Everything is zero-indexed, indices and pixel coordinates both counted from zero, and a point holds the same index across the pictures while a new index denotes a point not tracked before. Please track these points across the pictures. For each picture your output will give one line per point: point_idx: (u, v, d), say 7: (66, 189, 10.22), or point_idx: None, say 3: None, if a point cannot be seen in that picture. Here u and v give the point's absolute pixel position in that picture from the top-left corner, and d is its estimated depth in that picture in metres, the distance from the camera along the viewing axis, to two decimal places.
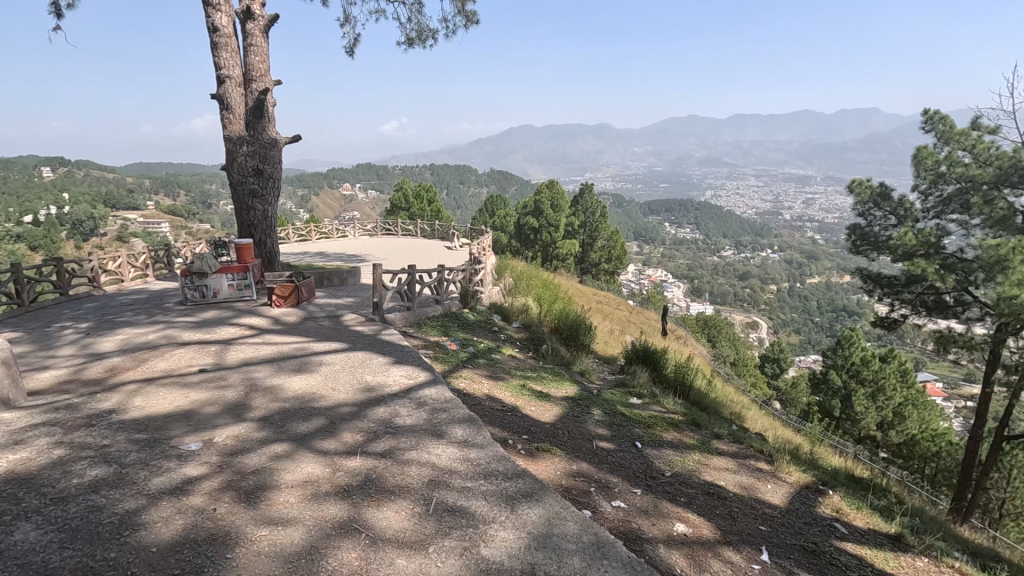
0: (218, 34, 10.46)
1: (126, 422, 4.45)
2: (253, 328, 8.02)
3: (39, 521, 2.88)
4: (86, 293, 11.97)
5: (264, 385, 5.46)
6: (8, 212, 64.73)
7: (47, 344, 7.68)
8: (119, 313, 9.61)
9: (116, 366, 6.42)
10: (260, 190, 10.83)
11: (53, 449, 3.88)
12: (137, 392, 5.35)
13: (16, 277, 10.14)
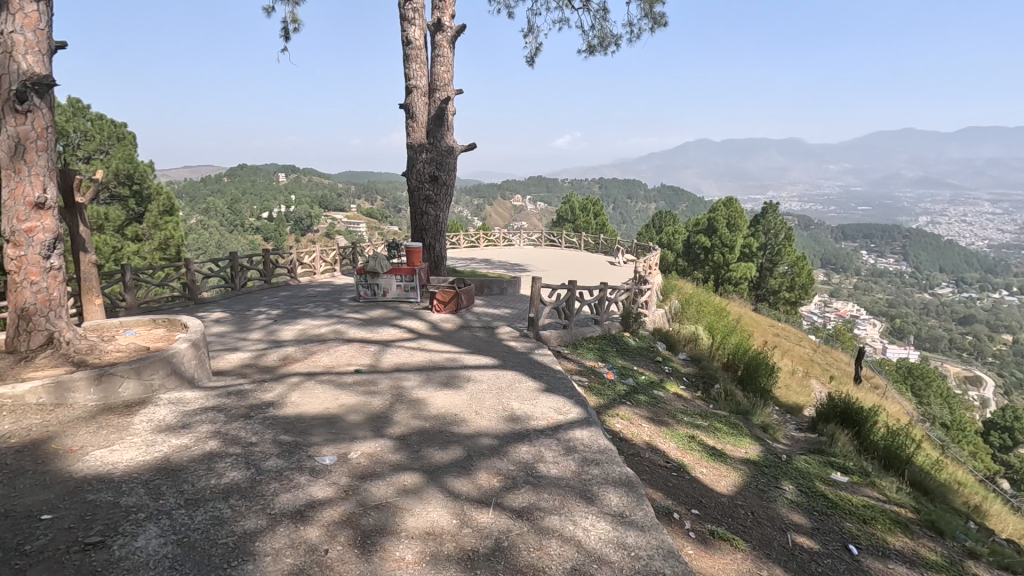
0: (411, 47, 11.04)
1: (277, 419, 4.45)
2: (411, 331, 8.04)
3: (164, 527, 2.83)
4: (285, 283, 13.50)
5: (409, 396, 5.20)
6: (251, 209, 79.29)
7: (244, 327, 8.56)
8: (305, 304, 10.51)
9: (288, 356, 6.78)
10: (434, 195, 11.14)
11: (209, 439, 3.96)
12: (298, 385, 5.47)
13: (233, 264, 11.76)
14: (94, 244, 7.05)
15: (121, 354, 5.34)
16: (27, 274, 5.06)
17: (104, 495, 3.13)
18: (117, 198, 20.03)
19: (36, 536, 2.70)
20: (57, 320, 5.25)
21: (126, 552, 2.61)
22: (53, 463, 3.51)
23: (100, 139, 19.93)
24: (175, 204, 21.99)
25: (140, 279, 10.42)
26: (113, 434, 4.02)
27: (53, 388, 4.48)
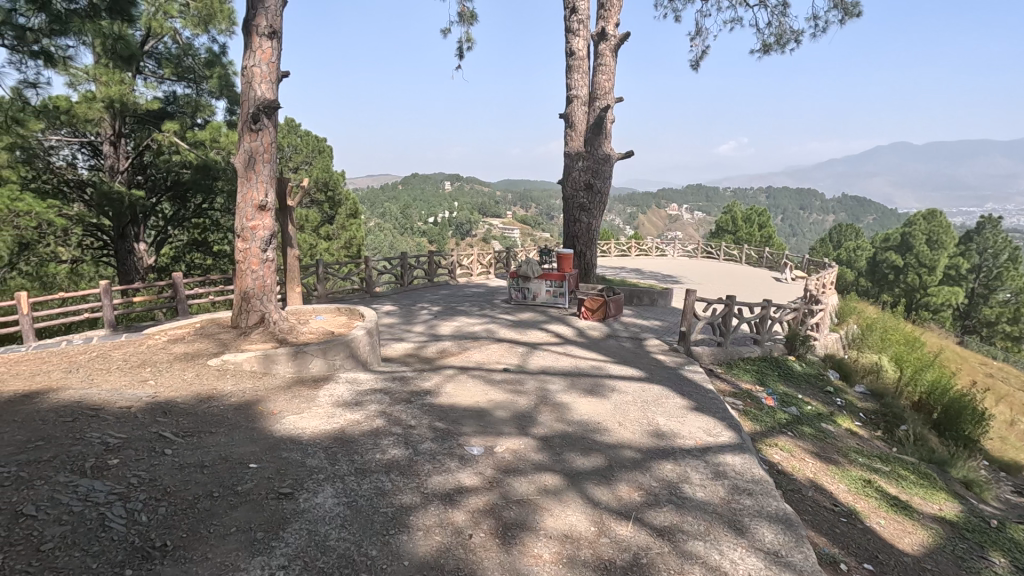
0: (574, 58, 11.25)
1: (434, 407, 4.83)
2: (558, 336, 8.17)
3: (338, 490, 3.24)
4: (445, 282, 14.60)
5: (554, 399, 5.29)
6: (420, 214, 87.11)
7: (409, 320, 9.44)
8: (461, 303, 11.26)
9: (445, 350, 7.32)
10: (588, 203, 11.20)
11: (376, 418, 4.44)
12: (452, 378, 5.88)
13: (402, 263, 13.09)
14: (298, 241, 8.30)
15: (312, 336, 6.22)
16: (250, 264, 6.13)
17: (295, 454, 3.68)
18: (316, 203, 23.40)
19: (245, 480, 3.27)
20: (268, 303, 6.29)
21: (308, 506, 3.04)
22: (260, 422, 4.22)
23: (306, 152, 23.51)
24: (359, 208, 25.03)
25: (330, 273, 12.03)
26: (303, 402, 4.71)
27: (262, 359, 5.39)
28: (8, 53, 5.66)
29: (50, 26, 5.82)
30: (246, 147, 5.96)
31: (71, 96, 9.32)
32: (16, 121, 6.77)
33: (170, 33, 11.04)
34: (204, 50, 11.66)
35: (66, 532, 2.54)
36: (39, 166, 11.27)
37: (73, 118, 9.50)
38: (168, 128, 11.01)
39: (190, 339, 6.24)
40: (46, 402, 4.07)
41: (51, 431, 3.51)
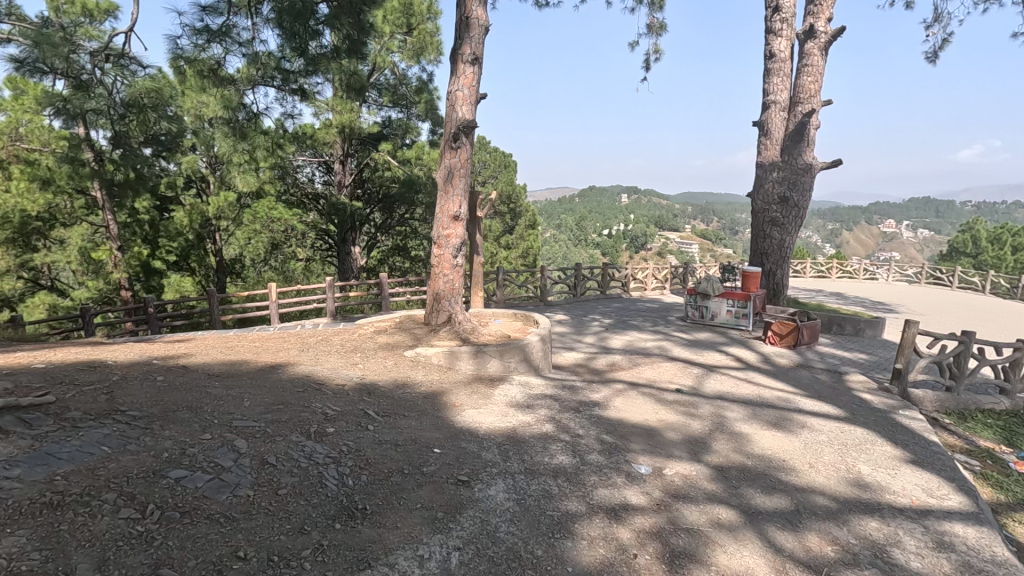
0: (774, 60, 10.38)
1: (602, 420, 4.81)
2: (739, 361, 7.56)
3: (509, 486, 3.41)
4: (618, 295, 14.49)
5: (732, 428, 4.91)
6: (595, 227, 87.71)
7: (580, 330, 9.57)
8: (633, 317, 11.07)
9: (615, 364, 7.26)
10: (782, 218, 10.21)
11: (546, 422, 4.59)
12: (621, 392, 5.81)
13: (576, 274, 13.37)
14: (483, 249, 8.93)
15: (491, 337, 6.65)
16: (442, 268, 6.78)
17: (472, 446, 3.98)
18: (499, 214, 25.05)
19: (429, 463, 3.62)
20: (454, 304, 6.89)
21: (481, 497, 3.25)
22: (443, 412, 4.64)
23: (493, 167, 25.33)
24: (538, 219, 26.17)
25: (508, 280, 12.76)
26: (481, 399, 5.06)
27: (448, 355, 5.93)
28: (276, 90, 7.16)
29: (306, 67, 7.10)
30: (446, 164, 6.63)
31: (315, 125, 11.33)
32: (279, 145, 8.49)
33: (391, 66, 12.78)
34: (415, 79, 13.24)
35: (296, 483, 3.08)
36: (290, 182, 13.92)
37: (316, 142, 11.57)
38: (383, 148, 12.90)
39: (390, 331, 7.12)
40: (286, 373, 5.00)
41: (288, 398, 4.29)
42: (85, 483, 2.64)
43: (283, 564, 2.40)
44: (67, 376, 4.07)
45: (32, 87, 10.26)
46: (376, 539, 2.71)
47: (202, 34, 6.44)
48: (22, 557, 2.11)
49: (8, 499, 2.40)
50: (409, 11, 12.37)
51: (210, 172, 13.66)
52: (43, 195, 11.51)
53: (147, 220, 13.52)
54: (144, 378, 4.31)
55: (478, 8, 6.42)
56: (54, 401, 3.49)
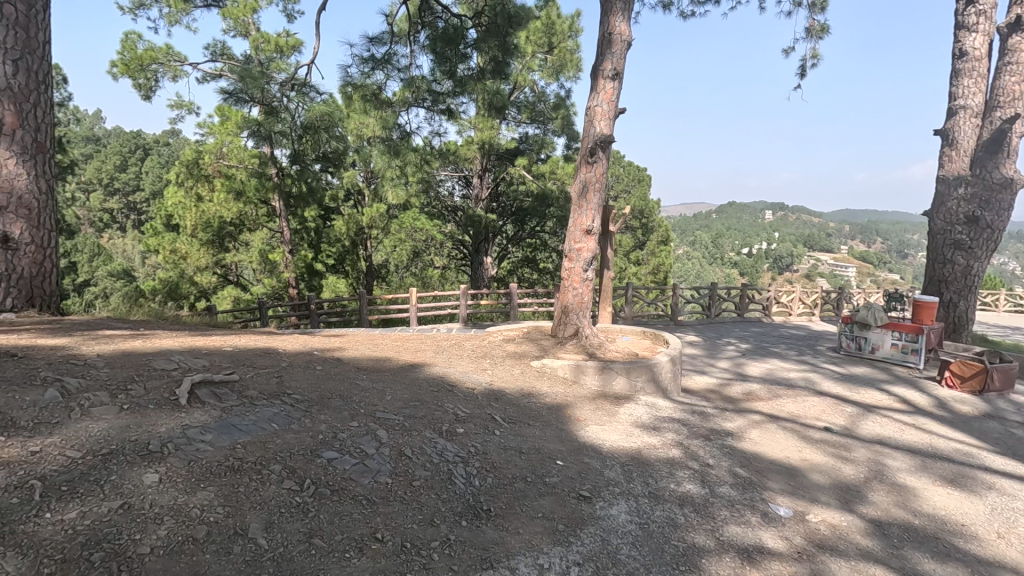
0: (964, 59, 9.00)
1: (736, 451, 4.49)
2: (905, 402, 6.60)
3: (632, 508, 3.32)
4: (757, 319, 13.45)
5: (893, 478, 4.30)
6: (733, 245, 82.43)
7: (714, 354, 9.04)
8: (775, 344, 10.20)
9: (752, 393, 6.75)
10: (969, 241, 8.77)
11: (673, 447, 4.40)
12: (759, 424, 5.37)
13: (712, 294, 12.67)
14: (614, 264, 8.82)
15: (618, 354, 6.54)
16: (572, 281, 6.83)
17: (595, 462, 3.94)
18: (631, 229, 24.60)
19: (552, 474, 3.65)
20: (582, 318, 6.90)
21: (603, 515, 3.20)
22: (568, 424, 4.66)
23: (626, 181, 25.05)
24: (671, 235, 25.27)
25: (638, 297, 12.48)
26: (605, 416, 5.00)
27: (574, 368, 5.94)
28: (427, 111, 7.72)
29: (454, 89, 7.61)
30: (581, 178, 6.69)
31: (459, 141, 12.10)
32: (426, 161, 9.19)
33: (530, 84, 13.23)
34: (553, 96, 13.55)
35: (428, 476, 3.28)
36: (433, 195, 14.98)
37: (458, 158, 12.34)
38: (519, 163, 13.36)
39: (518, 340, 7.32)
40: (423, 373, 5.37)
41: (424, 396, 4.60)
42: (258, 453, 3.05)
43: (415, 551, 2.57)
44: (249, 359, 4.76)
45: (235, 115, 12.28)
46: (499, 541, 2.79)
47: (369, 63, 7.21)
48: (210, 509, 2.50)
49: (202, 459, 2.86)
50: (551, 30, 12.70)
51: (365, 186, 15.18)
52: (236, 205, 13.63)
53: (313, 227, 15.41)
54: (306, 366, 4.89)
55: (622, 23, 6.44)
56: (238, 379, 4.10)
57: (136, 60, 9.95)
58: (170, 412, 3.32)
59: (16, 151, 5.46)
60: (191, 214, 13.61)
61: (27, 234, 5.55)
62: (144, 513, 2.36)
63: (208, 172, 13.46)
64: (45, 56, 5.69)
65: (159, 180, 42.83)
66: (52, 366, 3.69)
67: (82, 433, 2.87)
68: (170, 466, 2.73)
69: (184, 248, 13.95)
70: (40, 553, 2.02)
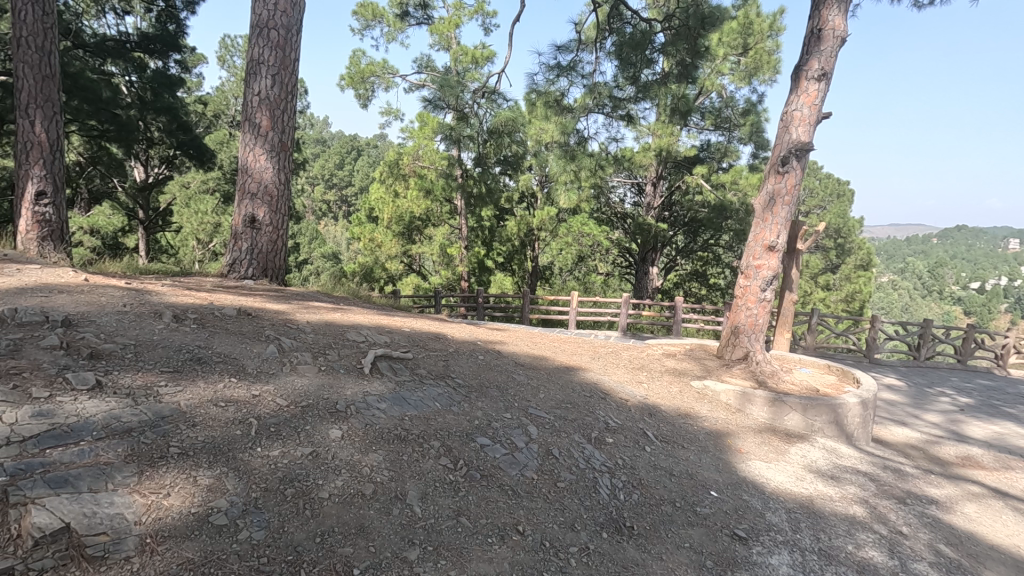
0: None
1: (940, 524, 3.72)
2: None
3: (795, 561, 2.94)
4: (985, 369, 11.02)
5: None
6: (959, 278, 68.84)
7: (920, 405, 7.64)
8: (1009, 403, 8.24)
9: (971, 459, 5.54)
10: None
11: (855, 504, 3.81)
12: (978, 496, 4.38)
13: (922, 334, 10.71)
14: (799, 285, 7.92)
15: (794, 387, 5.83)
16: (746, 301, 6.28)
17: (756, 502, 3.57)
18: (822, 249, 21.91)
19: (705, 504, 3.39)
20: (754, 342, 6.31)
21: (760, 562, 2.88)
22: (728, 455, 4.29)
23: (822, 196, 22.52)
24: (873, 260, 21.98)
25: (824, 325, 11.06)
26: (773, 453, 4.51)
27: (740, 396, 5.47)
28: (605, 117, 7.75)
29: (635, 94, 7.50)
30: (768, 189, 6.11)
31: (635, 148, 11.91)
32: (600, 166, 9.19)
33: (718, 88, 12.45)
34: (743, 100, 12.61)
35: (573, 480, 3.27)
36: (603, 201, 14.99)
37: (633, 164, 12.17)
38: (697, 172, 12.64)
39: (680, 357, 6.95)
40: (577, 377, 5.37)
41: (576, 399, 4.61)
42: (422, 427, 3.33)
43: (553, 552, 2.57)
44: (422, 341, 5.23)
45: (433, 121, 13.63)
46: (640, 562, 2.68)
47: (554, 70, 7.43)
48: (378, 470, 2.79)
49: (376, 424, 3.21)
50: (749, 31, 11.83)
51: (539, 189, 15.76)
52: (425, 202, 15.08)
53: (488, 226, 16.44)
54: (470, 355, 5.21)
55: (836, 17, 5.75)
56: (412, 358, 4.52)
57: (359, 74, 11.54)
58: (356, 379, 3.78)
59: (267, 149, 6.69)
60: (388, 208, 15.38)
61: (268, 217, 6.78)
62: (327, 463, 2.72)
63: (405, 171, 15.12)
64: (294, 71, 6.85)
65: (366, 177, 49.41)
66: (274, 326, 4.45)
67: (290, 386, 3.41)
68: (351, 426, 3.11)
69: (380, 238, 15.73)
70: (250, 480, 2.44)
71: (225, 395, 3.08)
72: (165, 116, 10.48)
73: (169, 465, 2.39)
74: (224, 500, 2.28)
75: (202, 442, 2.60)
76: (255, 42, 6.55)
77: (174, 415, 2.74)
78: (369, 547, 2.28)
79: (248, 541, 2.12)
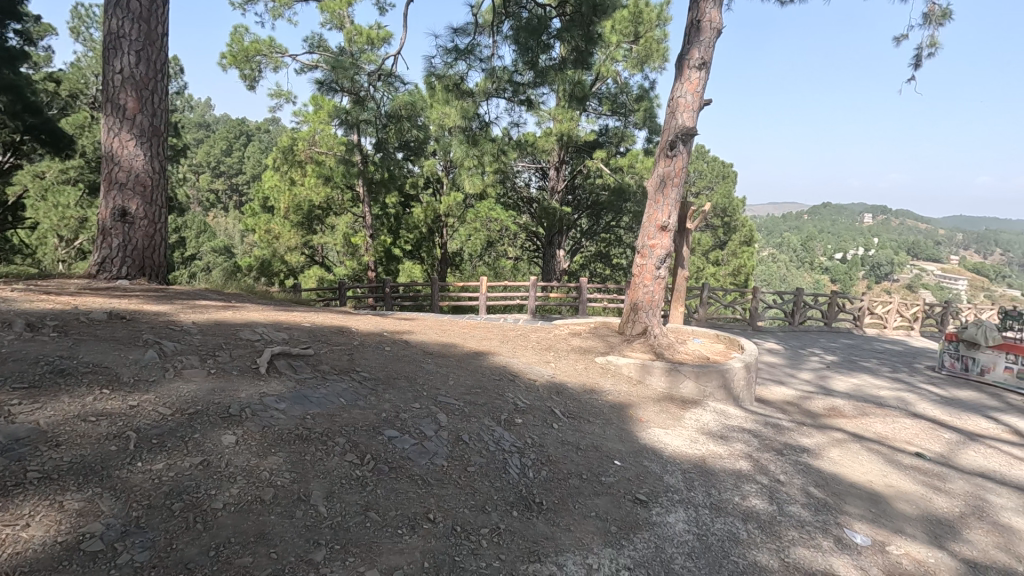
0: None
1: (810, 469, 4.19)
2: (1017, 434, 5.89)
3: (690, 517, 3.18)
4: (846, 330, 12.48)
5: (995, 517, 3.84)
6: (826, 251, 77.23)
7: (795, 365, 8.54)
8: (865, 358, 9.42)
9: (836, 409, 6.30)
10: None
11: (741, 459, 4.18)
12: (841, 442, 4.97)
13: (796, 301, 11.94)
14: (689, 262, 8.50)
15: (688, 356, 6.30)
16: (643, 279, 6.64)
17: (655, 466, 3.82)
18: (711, 227, 23.66)
19: (609, 473, 3.58)
20: (652, 317, 6.70)
21: (659, 521, 3.09)
22: (630, 425, 4.55)
23: (710, 177, 24.17)
24: (755, 236, 24.05)
25: (713, 298, 11.98)
26: (671, 419, 4.83)
27: (640, 368, 5.80)
28: (506, 101, 7.78)
29: (534, 79, 7.58)
30: (659, 172, 6.45)
31: (537, 133, 12.09)
32: (503, 151, 9.24)
33: (613, 75, 12.92)
34: (637, 87, 13.15)
35: (483, 464, 3.31)
36: (508, 185, 15.09)
37: (536, 149, 12.37)
38: (597, 156, 13.06)
39: (585, 335, 7.23)
40: (486, 361, 5.42)
41: (486, 384, 4.65)
42: (326, 425, 3.20)
43: (464, 536, 2.59)
44: (324, 336, 5.02)
45: (327, 104, 12.96)
46: (549, 536, 2.77)
47: (452, 53, 7.32)
48: (278, 473, 2.65)
49: (275, 426, 3.05)
50: (639, 20, 12.35)
51: (444, 175, 15.58)
52: (324, 189, 14.39)
53: (393, 214, 16.03)
54: (376, 346, 5.08)
55: (713, 9, 6.14)
56: (313, 354, 4.33)
57: (243, 52, 10.69)
58: (251, 380, 3.56)
59: (136, 134, 6.04)
60: (284, 197, 14.56)
61: (141, 210, 6.14)
62: (220, 472, 2.54)
63: (301, 158, 14.31)
64: (163, 47, 6.21)
65: (258, 164, 46.22)
66: (154, 329, 4.06)
67: (174, 393, 3.14)
68: (246, 429, 2.93)
69: (277, 229, 14.93)
70: (130, 498, 2.23)
71: (95, 408, 2.77)
72: (5, 95, 9.09)
73: (27, 493, 2.12)
74: (99, 523, 2.07)
75: (69, 462, 2.34)
76: (112, 13, 5.85)
77: (32, 436, 2.43)
78: (270, 554, 2.16)
79: (129, 565, 1.94)
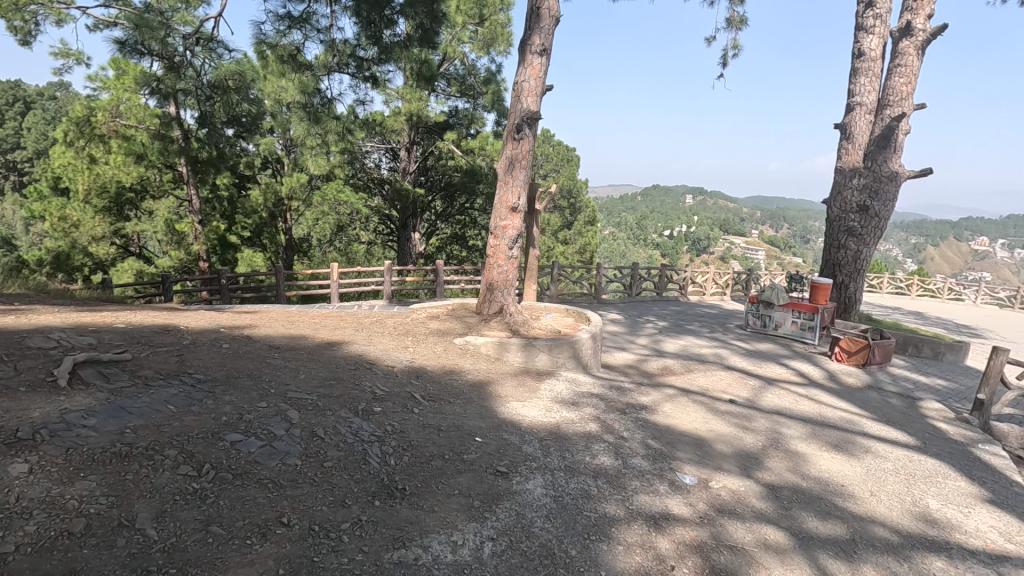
0: (862, 59, 9.87)
1: (648, 424, 4.69)
2: (800, 376, 7.18)
3: (548, 481, 3.39)
4: (674, 298, 14.10)
5: (788, 446, 4.65)
6: (657, 228, 86.00)
7: (634, 332, 9.45)
8: (690, 322, 10.74)
9: (667, 368, 7.11)
10: (860, 229, 9.70)
11: (590, 422, 4.53)
12: (672, 397, 5.63)
13: (633, 274, 13.16)
14: (539, 242, 8.90)
15: (542, 331, 6.63)
16: (497, 259, 6.80)
17: (514, 438, 3.98)
18: (559, 208, 24.98)
19: (471, 451, 3.65)
20: (507, 296, 6.91)
21: (519, 490, 3.24)
22: (490, 401, 4.67)
23: (556, 160, 25.43)
24: (597, 216, 25.95)
25: (563, 275, 12.71)
26: (527, 392, 5.06)
27: (497, 346, 5.97)
28: (350, 77, 7.35)
29: (379, 55, 7.25)
30: (508, 155, 6.61)
31: (385, 112, 11.65)
32: (349, 130, 8.75)
33: (461, 56, 12.88)
34: (484, 70, 13.28)
35: (341, 457, 3.17)
36: (357, 166, 14.34)
37: (384, 129, 11.94)
38: (448, 137, 13.00)
39: (443, 317, 7.24)
40: (341, 351, 5.17)
41: (341, 374, 4.45)
42: (152, 437, 2.82)
43: (323, 534, 2.48)
44: (145, 337, 4.38)
45: (132, 68, 10.96)
46: (414, 520, 2.75)
47: (285, 20, 6.70)
48: (91, 500, 2.28)
49: (84, 446, 2.61)
50: (483, 2, 12.42)
51: (285, 154, 14.39)
52: (136, 168, 12.65)
53: (226, 196, 14.29)
54: (212, 344, 4.57)
55: None
56: (131, 359, 3.77)
57: None
58: (46, 395, 2.99)
59: None
60: (83, 177, 12.52)
61: None
62: (8, 509, 2.12)
63: (101, 131, 11.89)
64: None
65: (43, 138, 38.45)
66: None
67: None
68: (44, 454, 2.47)
69: (76, 216, 12.65)
70: None
71: None
72: None
73: None
74: None
75: None
76: None
77: None
78: None
79: None
